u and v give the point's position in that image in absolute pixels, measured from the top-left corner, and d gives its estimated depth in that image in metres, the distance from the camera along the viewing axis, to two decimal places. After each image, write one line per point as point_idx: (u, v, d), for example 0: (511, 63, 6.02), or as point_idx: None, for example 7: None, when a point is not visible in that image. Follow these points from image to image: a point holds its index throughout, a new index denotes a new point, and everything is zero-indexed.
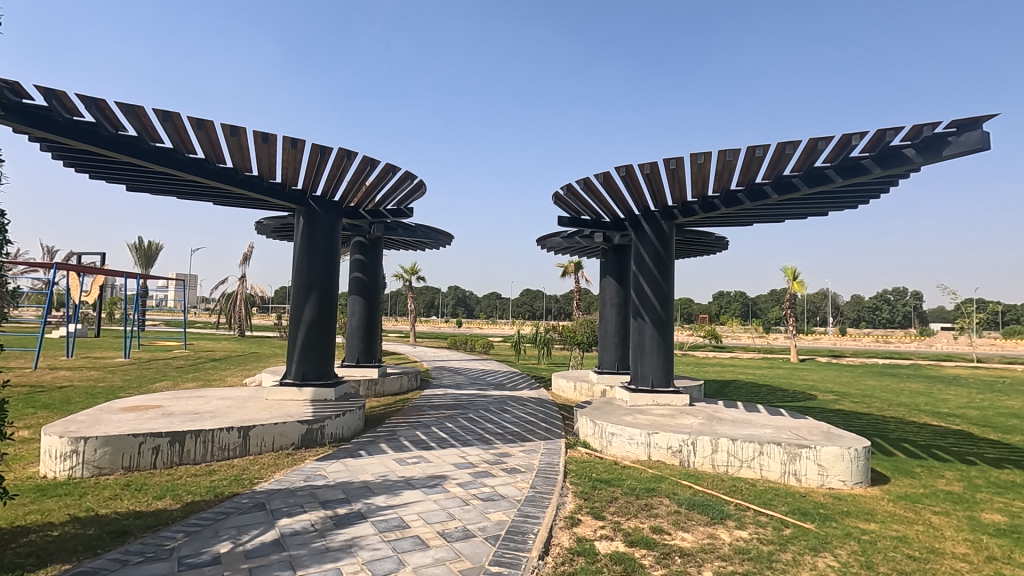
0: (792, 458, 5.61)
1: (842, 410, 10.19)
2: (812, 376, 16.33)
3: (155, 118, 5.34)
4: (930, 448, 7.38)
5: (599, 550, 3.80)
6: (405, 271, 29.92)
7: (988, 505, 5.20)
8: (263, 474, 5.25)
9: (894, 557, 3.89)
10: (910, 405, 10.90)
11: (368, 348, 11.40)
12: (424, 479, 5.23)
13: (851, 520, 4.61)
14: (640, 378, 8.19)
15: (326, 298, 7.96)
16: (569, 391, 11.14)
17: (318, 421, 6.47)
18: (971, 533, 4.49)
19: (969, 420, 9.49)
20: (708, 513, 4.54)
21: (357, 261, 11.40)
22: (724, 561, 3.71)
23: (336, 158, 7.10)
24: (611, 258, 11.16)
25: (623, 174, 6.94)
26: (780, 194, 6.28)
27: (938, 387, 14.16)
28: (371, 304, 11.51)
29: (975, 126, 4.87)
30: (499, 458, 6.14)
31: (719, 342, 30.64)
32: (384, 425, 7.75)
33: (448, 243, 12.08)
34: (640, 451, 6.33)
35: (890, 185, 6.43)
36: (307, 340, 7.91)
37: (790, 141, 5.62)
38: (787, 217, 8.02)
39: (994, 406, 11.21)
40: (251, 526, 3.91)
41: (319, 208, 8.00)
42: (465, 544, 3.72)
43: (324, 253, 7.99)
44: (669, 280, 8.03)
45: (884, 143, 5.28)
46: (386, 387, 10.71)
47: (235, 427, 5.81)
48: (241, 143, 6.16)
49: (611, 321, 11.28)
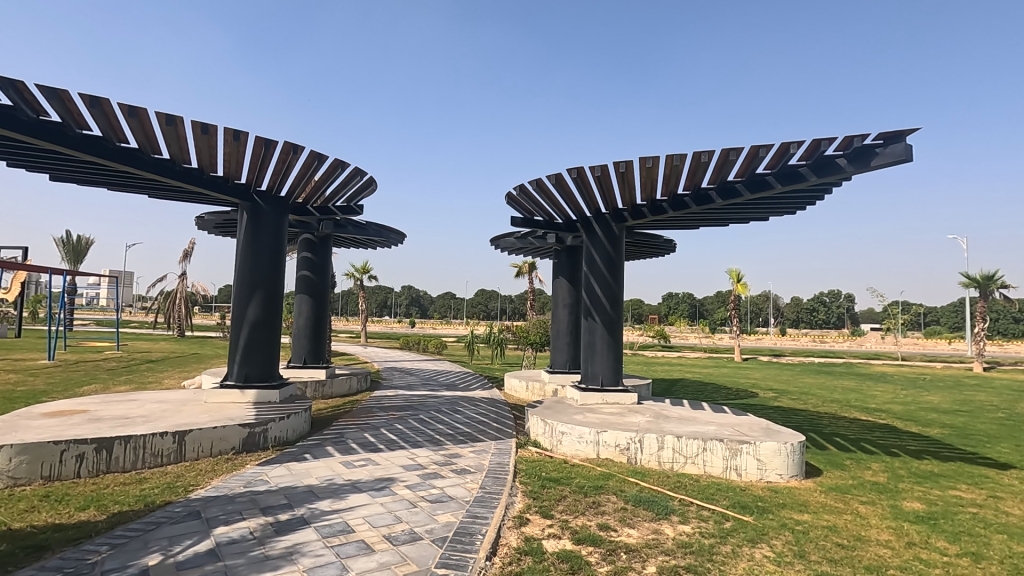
0: (733, 454, 5.82)
1: (781, 406, 10.69)
2: (754, 374, 17.08)
3: (81, 103, 5.01)
4: (859, 441, 7.83)
5: (546, 549, 3.82)
6: (357, 269, 29.61)
7: (909, 494, 5.56)
8: (199, 481, 5.00)
9: (824, 545, 4.09)
10: (842, 401, 11.56)
11: (316, 348, 11.07)
12: (372, 482, 5.12)
13: (786, 511, 4.83)
14: (590, 377, 8.33)
15: (270, 296, 7.68)
16: (521, 391, 11.17)
17: (260, 425, 6.24)
18: (893, 521, 4.78)
19: (893, 414, 10.12)
20: (653, 509, 4.65)
21: (305, 259, 11.05)
22: (667, 555, 3.81)
23: (281, 152, 6.85)
24: (563, 259, 11.26)
25: (575, 176, 7.00)
26: (724, 199, 6.52)
27: (869, 384, 15.04)
28: (320, 304, 11.17)
29: (900, 139, 5.19)
30: (449, 459, 6.09)
31: (667, 342, 31.57)
32: (331, 428, 7.54)
33: (400, 242, 11.91)
34: (589, 449, 6.43)
35: (826, 193, 6.78)
36: (250, 340, 7.61)
37: (733, 148, 5.82)
38: (731, 221, 8.31)
39: (918, 401, 12.01)
40: (184, 537, 3.72)
41: (263, 203, 7.71)
42: (411, 547, 3.66)
43: (270, 251, 7.71)
44: (619, 281, 8.18)
45: (819, 153, 5.54)
46: (334, 389, 10.47)
47: (169, 432, 5.52)
48: (178, 133, 5.86)
49: (563, 321, 11.39)
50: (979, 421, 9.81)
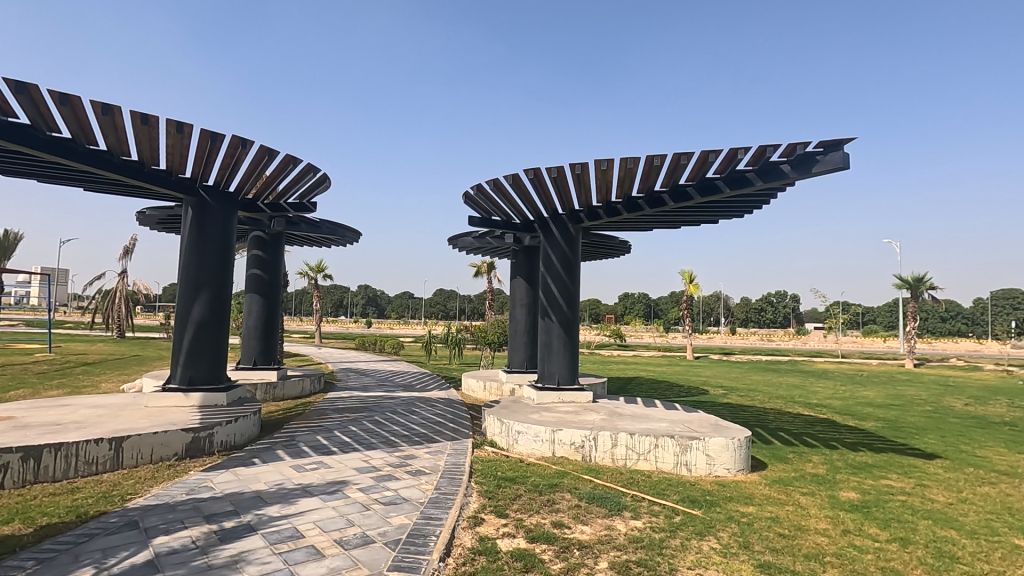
0: (683, 450, 5.99)
1: (730, 403, 11.08)
2: (705, 372, 17.64)
3: (6, 89, 4.70)
4: (801, 435, 8.21)
5: (500, 548, 3.83)
6: (311, 268, 28.85)
7: (845, 484, 5.87)
8: (138, 489, 4.76)
9: (767, 536, 4.27)
10: (787, 397, 12.08)
11: (266, 350, 10.72)
12: (323, 485, 5.01)
13: (732, 504, 5.01)
14: (547, 376, 8.41)
15: (217, 296, 7.40)
16: (478, 391, 11.16)
17: (206, 429, 6.00)
18: (830, 510, 5.04)
19: (833, 409, 10.66)
20: (606, 506, 4.73)
21: (254, 257, 10.68)
22: (619, 550, 3.88)
23: (229, 146, 6.61)
24: (521, 259, 11.31)
25: (532, 177, 7.04)
26: (676, 202, 6.71)
27: (811, 381, 15.78)
28: (271, 304, 10.82)
29: (838, 147, 5.46)
30: (404, 461, 6.02)
31: (623, 342, 32.16)
32: (282, 431, 7.33)
33: (356, 240, 11.68)
34: (544, 448, 6.48)
35: (771, 198, 7.07)
36: (195, 342, 7.30)
37: (684, 152, 5.99)
38: (683, 224, 8.55)
39: (854, 396, 12.68)
40: (120, 548, 3.53)
41: (210, 199, 7.41)
42: (363, 551, 3.61)
43: (217, 248, 7.41)
44: (575, 281, 8.29)
45: (764, 159, 5.76)
46: (285, 391, 10.17)
47: (106, 438, 5.24)
48: (116, 124, 5.57)
49: (520, 321, 11.45)
50: (910, 415, 10.45)
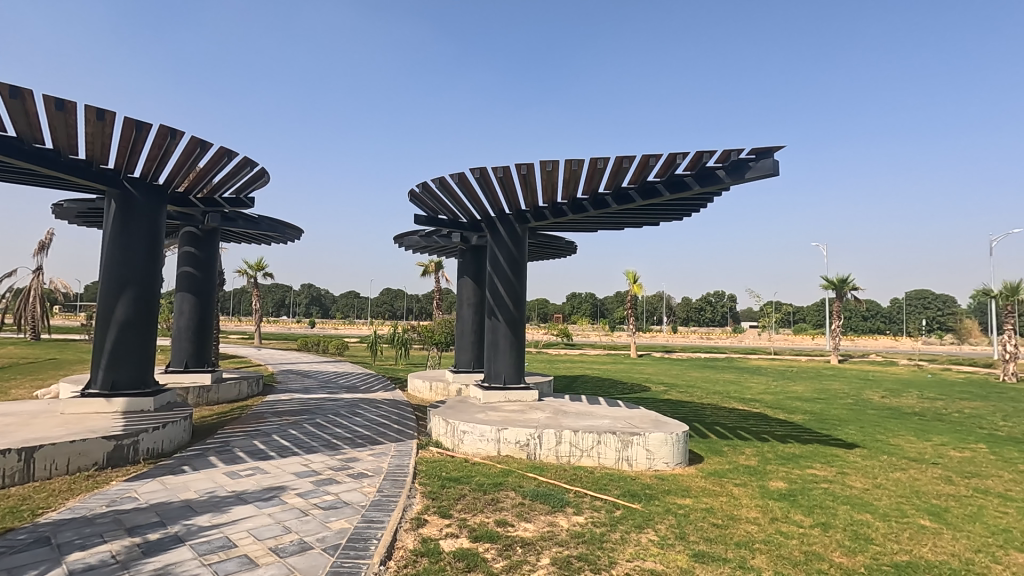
0: (625, 445, 6.14)
1: (670, 399, 11.47)
2: (648, 369, 18.19)
3: None
4: (735, 429, 8.60)
5: (443, 548, 3.80)
6: (250, 266, 27.66)
7: (774, 474, 6.19)
8: (51, 503, 4.42)
9: (702, 526, 4.45)
10: (723, 393, 12.64)
11: (199, 351, 10.19)
12: (259, 492, 4.82)
13: (670, 497, 5.19)
14: (493, 375, 8.44)
15: (144, 296, 6.96)
16: (424, 391, 11.04)
17: (130, 436, 5.65)
18: (760, 499, 5.30)
19: (765, 404, 11.23)
20: (550, 502, 4.79)
21: (186, 254, 10.13)
22: (561, 546, 3.94)
23: (156, 137, 6.25)
24: (468, 258, 11.28)
25: (478, 176, 7.04)
26: (619, 205, 6.87)
27: (746, 376, 16.56)
28: (204, 303, 10.30)
29: (769, 154, 5.75)
30: (345, 464, 5.88)
31: (570, 341, 32.66)
32: (215, 436, 6.99)
33: (297, 238, 11.29)
34: (490, 447, 6.49)
35: (708, 202, 7.37)
36: (118, 344, 6.85)
37: (627, 156, 6.15)
38: (626, 225, 8.77)
39: (784, 391, 13.41)
40: (27, 567, 3.26)
41: (136, 192, 6.98)
42: (300, 558, 3.50)
43: (144, 244, 6.98)
44: (521, 281, 8.34)
45: (702, 164, 6.00)
46: (220, 394, 9.71)
47: (14, 449, 4.83)
48: (26, 108, 5.16)
49: (467, 321, 11.42)
50: (833, 407, 11.15)
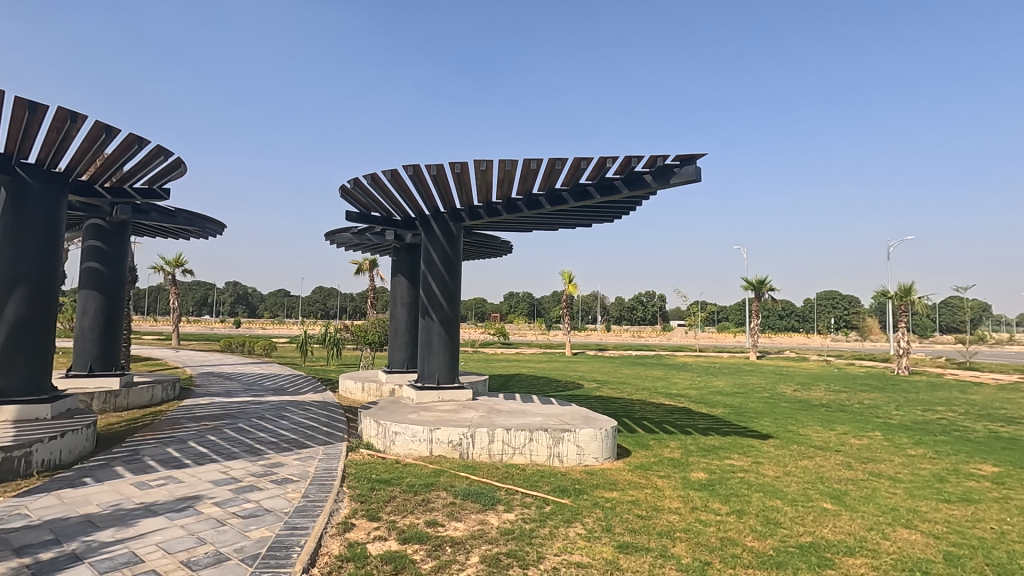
0: (556, 442, 6.26)
1: (601, 395, 11.80)
2: (582, 367, 18.61)
3: None
4: (661, 423, 8.96)
5: (370, 552, 3.72)
6: (167, 261, 25.90)
7: (695, 465, 6.51)
8: None
9: (627, 518, 4.61)
10: (651, 389, 13.14)
11: (105, 353, 9.43)
12: (171, 503, 4.52)
13: (598, 490, 5.34)
14: (426, 375, 8.35)
15: (40, 294, 6.38)
16: (356, 392, 10.76)
17: (21, 448, 5.14)
18: (682, 489, 5.56)
19: (690, 398, 11.78)
20: (481, 501, 4.80)
21: (90, 248, 9.33)
22: (490, 543, 3.97)
23: (54, 119, 5.72)
24: (402, 257, 11.10)
25: (412, 173, 6.93)
26: (552, 206, 6.98)
27: (673, 373, 17.30)
28: (111, 301, 9.53)
29: (692, 161, 6.03)
30: (269, 469, 5.63)
31: (506, 340, 32.87)
32: (123, 445, 6.49)
33: (219, 232, 10.69)
34: (422, 447, 6.42)
35: (637, 205, 7.63)
36: (8, 346, 6.22)
37: (559, 158, 6.26)
38: (559, 226, 8.92)
39: (707, 386, 14.13)
40: None
41: (31, 179, 6.36)
42: (215, 570, 3.32)
43: (40, 237, 6.38)
44: (456, 280, 8.30)
45: (630, 168, 6.20)
46: (130, 399, 9.03)
47: None
48: None
49: (401, 320, 11.22)
50: (751, 401, 11.86)
